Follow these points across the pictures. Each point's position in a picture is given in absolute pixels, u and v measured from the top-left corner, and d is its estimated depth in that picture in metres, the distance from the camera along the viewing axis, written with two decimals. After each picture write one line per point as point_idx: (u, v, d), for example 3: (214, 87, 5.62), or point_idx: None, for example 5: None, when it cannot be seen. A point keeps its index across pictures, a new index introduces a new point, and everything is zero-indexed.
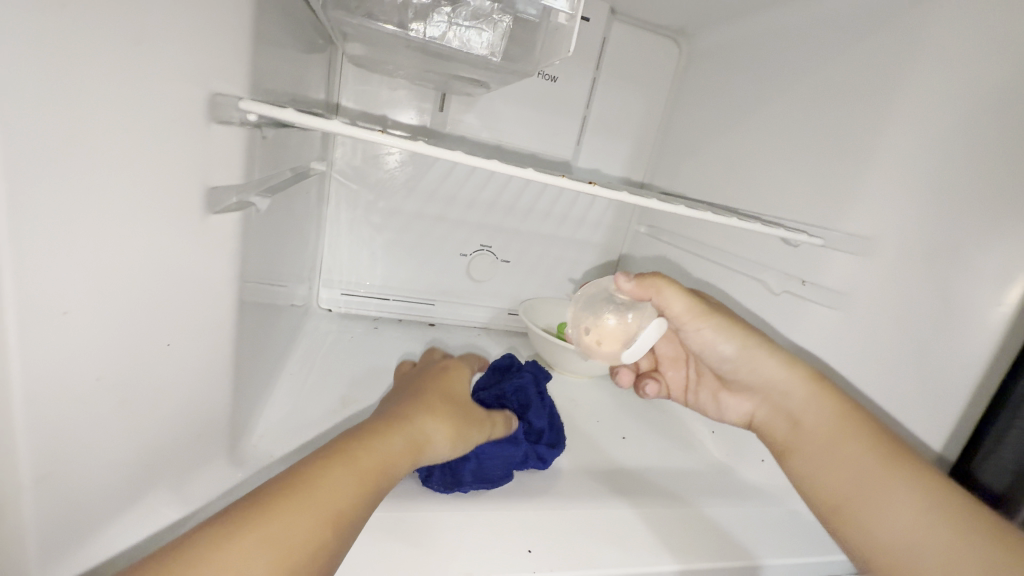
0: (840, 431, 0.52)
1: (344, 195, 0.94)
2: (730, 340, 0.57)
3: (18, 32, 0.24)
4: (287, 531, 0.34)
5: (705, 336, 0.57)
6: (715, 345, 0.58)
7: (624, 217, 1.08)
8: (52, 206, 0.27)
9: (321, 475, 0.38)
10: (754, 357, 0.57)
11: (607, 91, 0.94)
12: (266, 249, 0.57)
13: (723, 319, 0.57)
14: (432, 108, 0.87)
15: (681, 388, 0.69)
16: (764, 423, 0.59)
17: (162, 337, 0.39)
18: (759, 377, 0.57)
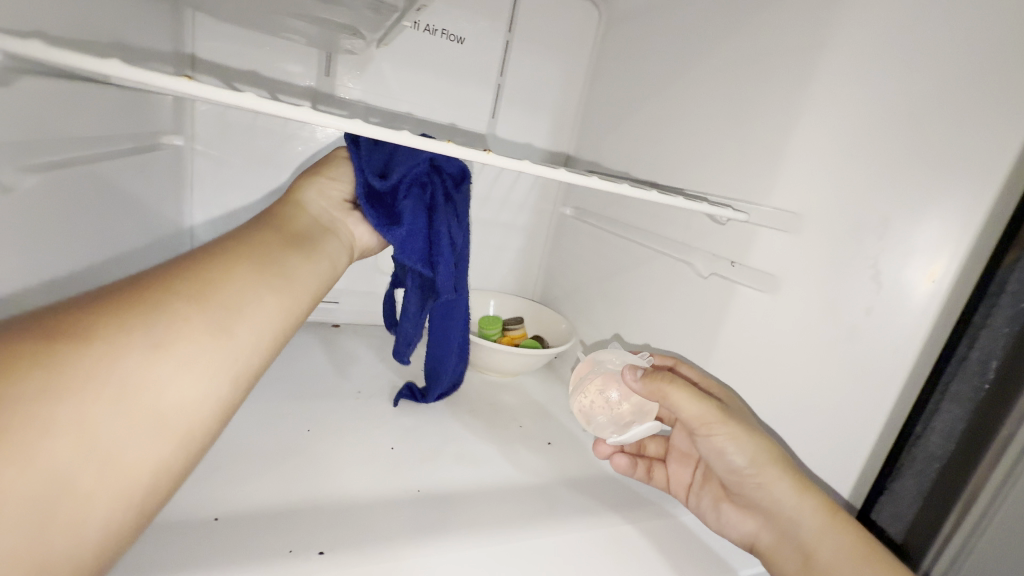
0: (819, 525, 0.45)
1: (213, 176, 0.78)
2: (746, 451, 0.48)
3: None
4: (182, 363, 0.31)
5: (718, 445, 0.49)
6: (729, 456, 0.48)
7: (549, 199, 0.99)
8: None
9: (237, 300, 0.35)
10: (764, 476, 0.48)
11: (521, 56, 0.84)
12: (52, 245, 0.42)
13: (740, 425, 0.48)
14: (315, 71, 0.74)
15: (684, 486, 0.58)
16: (767, 553, 0.49)
17: None
18: (767, 496, 0.48)
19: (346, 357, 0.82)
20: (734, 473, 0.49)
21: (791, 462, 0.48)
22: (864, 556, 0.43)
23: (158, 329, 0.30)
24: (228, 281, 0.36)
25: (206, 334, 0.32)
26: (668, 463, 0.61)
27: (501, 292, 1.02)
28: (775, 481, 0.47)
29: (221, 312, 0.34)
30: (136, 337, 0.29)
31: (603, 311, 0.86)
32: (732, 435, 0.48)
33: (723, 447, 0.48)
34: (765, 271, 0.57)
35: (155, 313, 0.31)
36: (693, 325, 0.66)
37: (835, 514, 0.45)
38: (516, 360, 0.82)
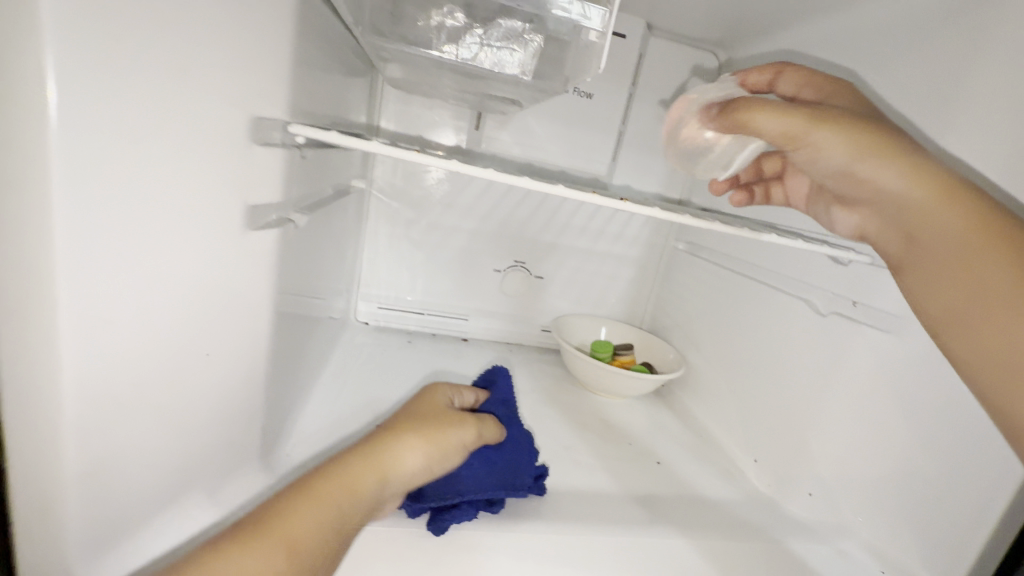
0: (971, 245, 0.38)
1: (382, 210, 0.97)
2: (846, 147, 0.44)
3: (97, 74, 0.26)
4: (261, 557, 0.37)
5: (814, 149, 0.46)
6: (824, 159, 0.46)
7: (662, 234, 1.05)
8: (93, 213, 0.28)
9: (306, 510, 0.42)
10: (867, 165, 0.44)
11: (643, 106, 0.93)
12: (303, 263, 0.59)
13: (835, 124, 0.45)
14: (468, 126, 0.89)
15: (801, 197, 0.65)
16: (876, 239, 0.48)
17: (201, 347, 0.39)
18: (877, 181, 0.44)
19: (475, 367, 0.95)
20: (886, 208, 0.45)
21: (897, 137, 0.43)
22: (944, 190, 0.41)
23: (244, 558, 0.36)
24: (296, 505, 0.42)
25: (278, 540, 0.39)
26: (787, 181, 0.67)
27: (611, 318, 1.09)
28: (864, 166, 0.44)
29: (295, 521, 0.41)
30: (236, 554, 0.36)
31: (714, 342, 0.89)
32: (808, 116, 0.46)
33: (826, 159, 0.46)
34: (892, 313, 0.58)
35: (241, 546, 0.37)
36: (811, 362, 0.68)
37: (976, 229, 0.39)
38: (627, 383, 0.88)
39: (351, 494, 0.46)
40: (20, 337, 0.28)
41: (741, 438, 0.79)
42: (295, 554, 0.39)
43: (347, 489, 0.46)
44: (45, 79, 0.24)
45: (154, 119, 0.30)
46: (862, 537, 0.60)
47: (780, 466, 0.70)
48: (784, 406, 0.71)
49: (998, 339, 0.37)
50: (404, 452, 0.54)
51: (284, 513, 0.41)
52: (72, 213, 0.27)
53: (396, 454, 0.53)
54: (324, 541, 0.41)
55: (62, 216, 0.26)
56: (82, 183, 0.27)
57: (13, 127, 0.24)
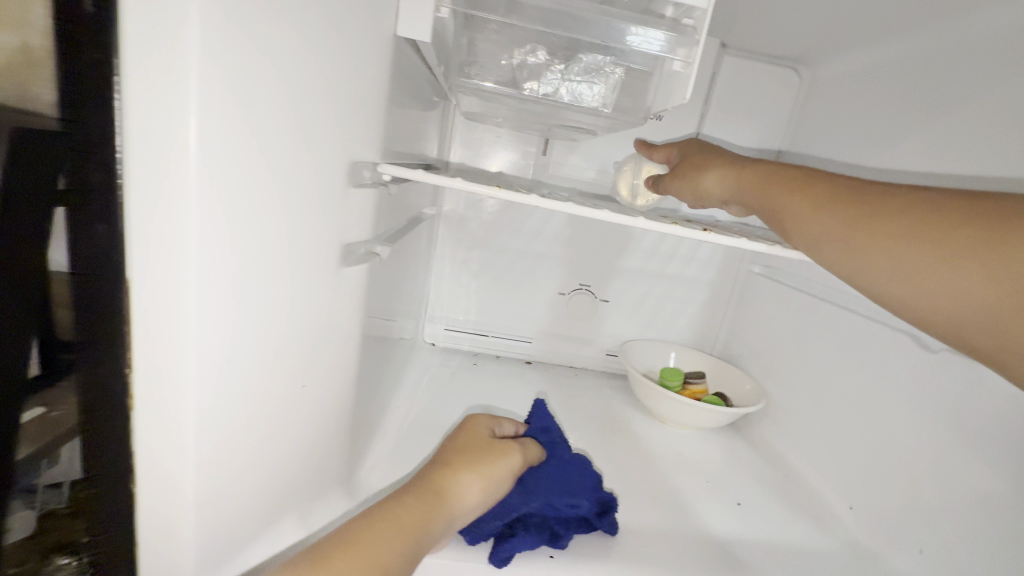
0: (866, 238, 0.41)
1: (450, 235, 1.00)
2: (731, 178, 0.57)
3: (228, 135, 0.28)
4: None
5: (714, 189, 0.60)
6: (715, 195, 0.60)
7: (735, 256, 1.01)
8: (221, 257, 0.30)
9: (376, 534, 0.40)
10: (761, 178, 0.53)
11: (716, 126, 0.90)
12: (383, 292, 0.62)
13: (729, 172, 0.58)
14: (536, 152, 0.90)
15: None
16: None
17: (300, 378, 0.41)
18: (768, 205, 0.52)
19: (540, 391, 0.94)
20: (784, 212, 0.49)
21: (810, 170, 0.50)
22: (840, 197, 0.45)
23: None
24: (370, 537, 0.40)
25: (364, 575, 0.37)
26: None
27: (680, 344, 1.05)
28: (751, 196, 0.55)
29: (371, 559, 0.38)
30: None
31: (798, 374, 0.83)
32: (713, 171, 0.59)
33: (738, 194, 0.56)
34: None
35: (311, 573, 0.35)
36: (919, 404, 0.61)
37: (854, 225, 0.42)
38: (703, 414, 0.83)
39: (423, 529, 0.43)
40: (156, 375, 0.30)
41: (834, 482, 0.72)
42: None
43: (419, 518, 0.44)
44: (186, 141, 0.26)
45: (274, 170, 0.33)
46: None
47: (883, 517, 0.64)
48: (885, 450, 0.65)
49: (887, 258, 0.40)
50: (461, 487, 0.50)
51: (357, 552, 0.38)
52: (207, 258, 0.29)
53: (457, 485, 0.50)
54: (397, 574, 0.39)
55: (196, 262, 0.28)
56: (214, 231, 0.29)
57: (166, 184, 0.27)
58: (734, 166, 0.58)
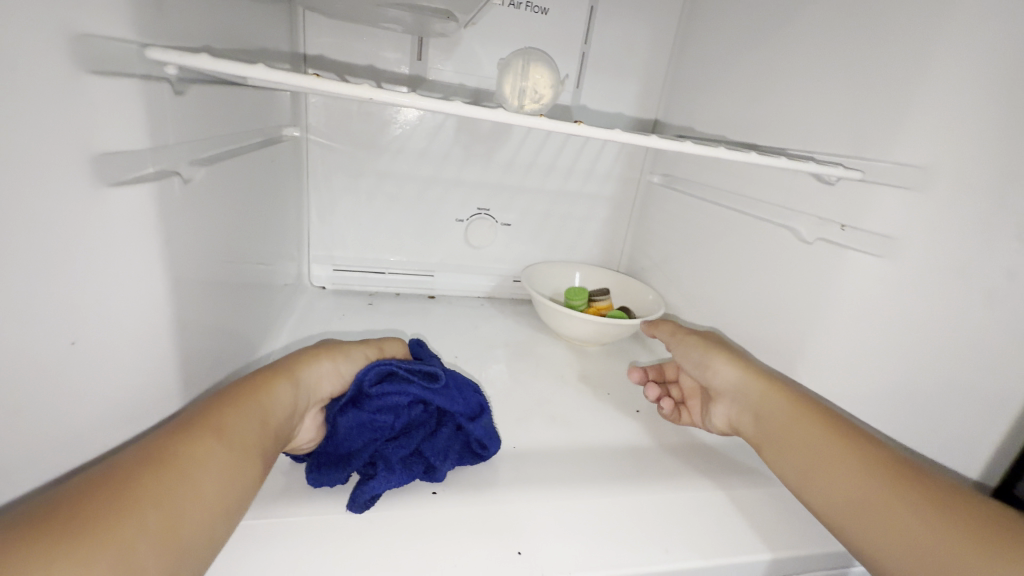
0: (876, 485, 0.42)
1: (325, 161, 0.87)
2: (739, 369, 0.58)
3: None
4: (198, 479, 0.34)
5: (720, 375, 0.60)
6: (723, 375, 0.59)
7: (636, 167, 0.97)
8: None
9: (184, 456, 0.34)
10: (753, 385, 0.56)
11: (608, 20, 0.82)
12: (215, 225, 0.51)
13: (751, 369, 0.58)
14: (409, 56, 0.78)
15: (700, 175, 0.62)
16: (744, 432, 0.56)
17: (64, 332, 0.34)
18: (720, 379, 0.60)
19: (443, 325, 0.89)
20: (809, 467, 0.47)
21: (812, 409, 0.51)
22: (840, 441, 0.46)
23: (106, 532, 0.28)
24: (205, 428, 0.37)
25: (206, 462, 0.35)
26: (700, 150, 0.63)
27: (587, 263, 1.03)
28: (754, 400, 0.55)
29: (210, 448, 0.36)
30: (107, 517, 0.28)
31: (694, 280, 0.83)
32: (729, 360, 0.60)
33: (725, 411, 0.59)
34: (885, 234, 0.52)
35: (105, 512, 0.29)
36: (797, 295, 0.62)
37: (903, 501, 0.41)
38: (607, 330, 0.82)
39: (267, 418, 0.42)
40: None
41: None
42: (234, 463, 0.37)
43: (263, 407, 0.42)
44: None
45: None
46: None
47: None
48: (768, 343, 0.67)
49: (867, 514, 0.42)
50: (280, 390, 0.45)
51: (193, 442, 0.35)
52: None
53: (299, 379, 0.48)
54: (246, 459, 0.38)
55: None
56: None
57: None
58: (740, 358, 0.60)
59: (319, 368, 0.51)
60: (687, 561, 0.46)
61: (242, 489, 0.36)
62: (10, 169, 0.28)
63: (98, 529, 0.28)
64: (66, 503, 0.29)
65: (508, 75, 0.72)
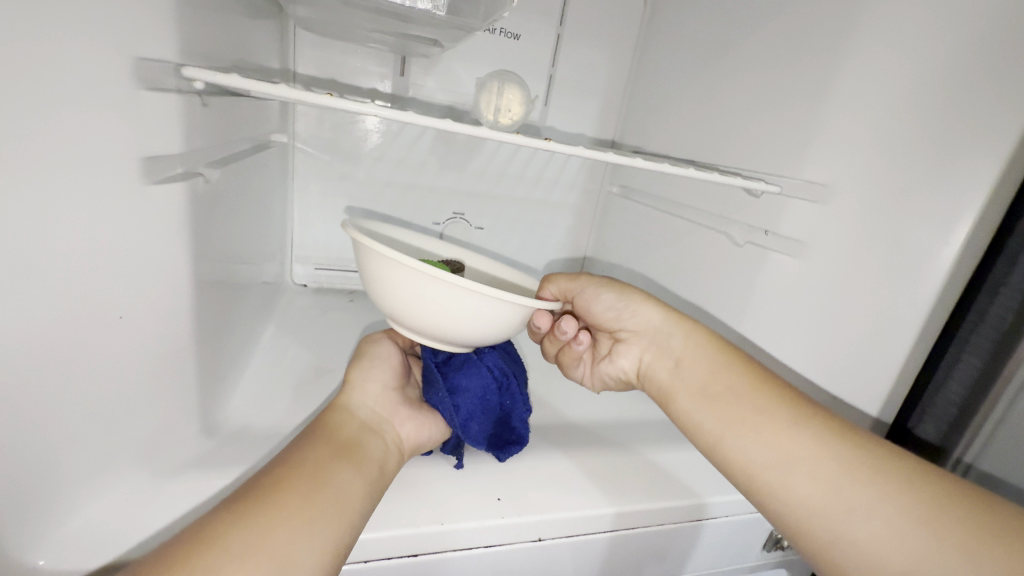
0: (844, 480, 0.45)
1: (310, 165, 0.92)
2: (658, 312, 0.62)
3: None
4: (301, 497, 0.42)
5: (639, 315, 0.63)
6: (644, 313, 0.62)
7: (597, 179, 1.08)
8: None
9: (327, 479, 0.44)
10: (670, 326, 0.61)
11: (572, 48, 0.92)
12: (220, 220, 0.56)
13: (659, 300, 0.62)
14: (393, 72, 0.85)
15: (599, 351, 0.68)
16: (649, 367, 0.62)
17: (113, 308, 0.38)
18: (638, 323, 0.63)
19: None
20: (790, 464, 0.47)
21: (757, 368, 0.54)
22: (796, 419, 0.49)
23: (282, 533, 0.39)
24: (300, 456, 0.46)
25: (304, 482, 0.43)
26: (618, 341, 0.65)
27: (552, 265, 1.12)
28: (678, 350, 0.59)
29: (345, 472, 0.46)
30: (276, 519, 0.39)
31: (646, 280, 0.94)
32: (609, 286, 0.65)
33: (634, 354, 0.63)
34: (797, 239, 0.64)
35: (278, 516, 0.40)
36: (730, 291, 0.73)
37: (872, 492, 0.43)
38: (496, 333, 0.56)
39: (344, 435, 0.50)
40: None
41: None
42: (363, 486, 0.46)
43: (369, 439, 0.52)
44: None
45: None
46: None
47: None
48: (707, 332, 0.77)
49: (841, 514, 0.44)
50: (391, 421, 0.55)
51: (291, 469, 0.44)
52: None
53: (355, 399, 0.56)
54: (340, 473, 0.45)
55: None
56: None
57: None
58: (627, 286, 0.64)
59: (378, 376, 0.59)
60: (639, 506, 0.54)
61: (367, 504, 0.45)
62: (83, 165, 0.34)
63: (278, 530, 0.39)
64: (248, 506, 0.40)
65: (483, 94, 0.80)
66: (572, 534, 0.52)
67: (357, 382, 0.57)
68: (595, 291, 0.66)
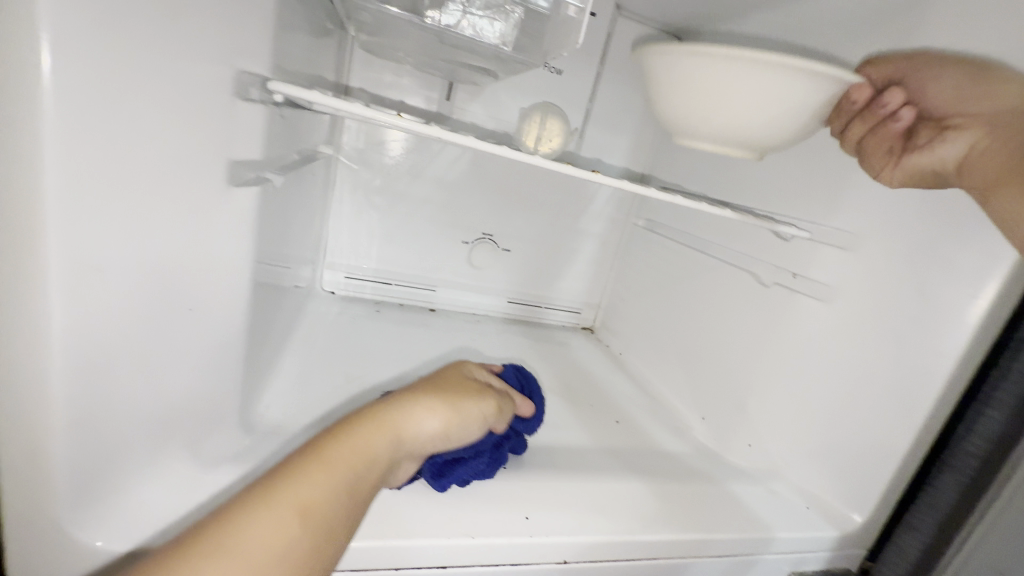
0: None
1: (351, 177, 0.96)
2: (955, 81, 0.51)
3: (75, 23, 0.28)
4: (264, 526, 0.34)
5: (926, 84, 0.54)
6: (992, 90, 0.49)
7: (623, 211, 1.11)
8: (76, 154, 0.30)
9: (329, 534, 0.37)
10: (987, 89, 0.49)
11: (610, 86, 0.96)
12: (276, 223, 0.59)
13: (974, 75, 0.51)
14: (439, 96, 0.89)
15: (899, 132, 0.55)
16: (986, 153, 0.49)
17: (186, 301, 0.40)
18: (942, 97, 0.52)
19: (444, 336, 0.97)
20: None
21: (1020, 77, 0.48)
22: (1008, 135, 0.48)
23: None
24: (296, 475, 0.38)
25: (282, 508, 0.35)
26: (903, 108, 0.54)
27: (573, 291, 1.14)
28: (1001, 121, 0.48)
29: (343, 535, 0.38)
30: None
31: (668, 312, 0.95)
32: (965, 73, 0.51)
33: (967, 139, 0.50)
34: (825, 283, 0.65)
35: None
36: (755, 329, 0.74)
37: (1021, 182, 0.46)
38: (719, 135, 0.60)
39: (362, 456, 0.42)
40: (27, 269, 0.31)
41: (689, 399, 0.85)
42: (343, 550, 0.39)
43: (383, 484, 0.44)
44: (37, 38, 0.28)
45: (126, 68, 0.31)
46: (791, 478, 0.68)
47: (724, 422, 0.77)
48: (727, 368, 0.78)
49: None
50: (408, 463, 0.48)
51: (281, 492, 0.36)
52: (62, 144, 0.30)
53: (403, 425, 0.47)
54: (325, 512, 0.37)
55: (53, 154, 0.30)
56: (71, 127, 0.30)
57: (23, 74, 0.28)
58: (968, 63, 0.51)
59: (432, 411, 0.50)
60: (660, 536, 0.54)
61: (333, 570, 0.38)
62: (187, 167, 0.36)
63: None
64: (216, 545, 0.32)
65: (526, 123, 0.84)
66: (592, 559, 0.52)
67: (424, 409, 0.50)
68: (888, 92, 0.55)
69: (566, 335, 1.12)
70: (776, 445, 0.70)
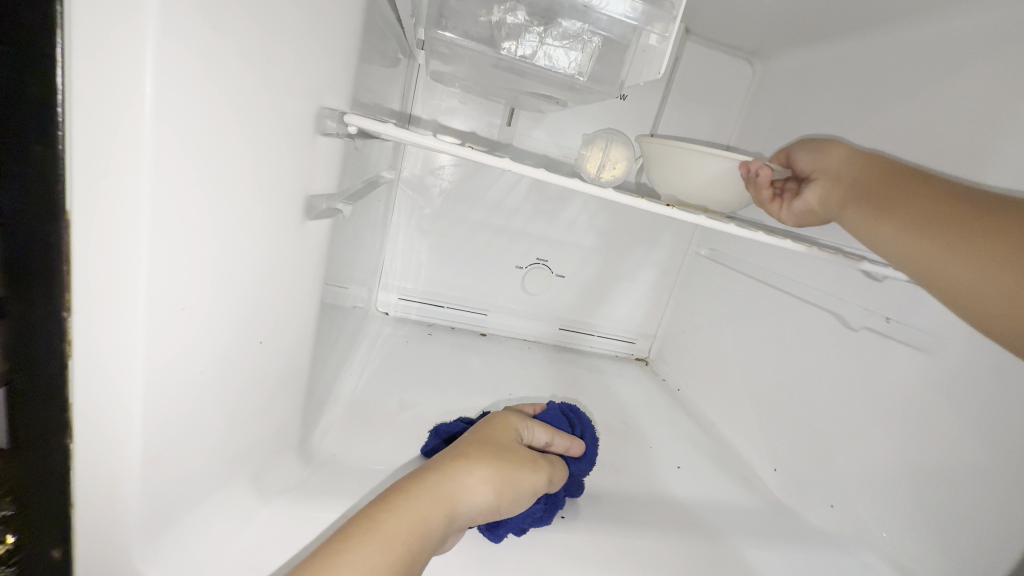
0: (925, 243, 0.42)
1: (410, 201, 0.97)
2: (843, 152, 0.54)
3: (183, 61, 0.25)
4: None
5: (803, 160, 0.58)
6: (834, 163, 0.54)
7: (684, 238, 1.06)
8: (172, 197, 0.27)
9: None
10: (830, 160, 0.55)
11: (675, 111, 0.93)
12: (340, 250, 0.59)
13: (847, 148, 0.54)
14: (501, 122, 0.89)
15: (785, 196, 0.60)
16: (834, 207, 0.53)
17: (256, 334, 0.39)
18: (814, 166, 0.56)
19: (495, 363, 0.95)
20: (881, 214, 0.46)
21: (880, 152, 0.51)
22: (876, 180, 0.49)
23: None
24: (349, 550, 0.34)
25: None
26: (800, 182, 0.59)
27: (628, 320, 1.09)
28: (856, 177, 0.50)
29: None
30: None
31: (734, 350, 0.89)
32: (819, 147, 0.56)
33: (819, 191, 0.55)
34: (927, 331, 0.58)
35: None
36: (839, 377, 0.68)
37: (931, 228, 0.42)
38: (732, 199, 0.79)
39: (416, 529, 0.38)
40: (103, 317, 0.28)
41: (759, 446, 0.79)
42: None
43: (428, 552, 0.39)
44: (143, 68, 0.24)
45: (229, 102, 0.29)
46: (883, 549, 0.60)
47: (802, 476, 0.70)
48: (805, 417, 0.72)
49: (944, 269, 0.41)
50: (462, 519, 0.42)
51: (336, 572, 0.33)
52: (158, 184, 0.26)
53: (455, 495, 0.42)
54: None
55: (148, 191, 0.26)
56: (165, 161, 0.26)
57: (119, 102, 0.24)
58: (824, 142, 0.56)
59: (488, 479, 0.44)
60: None
61: None
62: (270, 202, 0.36)
63: None
64: None
65: (588, 151, 0.82)
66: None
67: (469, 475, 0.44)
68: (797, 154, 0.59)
69: (620, 366, 1.07)
70: (863, 510, 0.62)
